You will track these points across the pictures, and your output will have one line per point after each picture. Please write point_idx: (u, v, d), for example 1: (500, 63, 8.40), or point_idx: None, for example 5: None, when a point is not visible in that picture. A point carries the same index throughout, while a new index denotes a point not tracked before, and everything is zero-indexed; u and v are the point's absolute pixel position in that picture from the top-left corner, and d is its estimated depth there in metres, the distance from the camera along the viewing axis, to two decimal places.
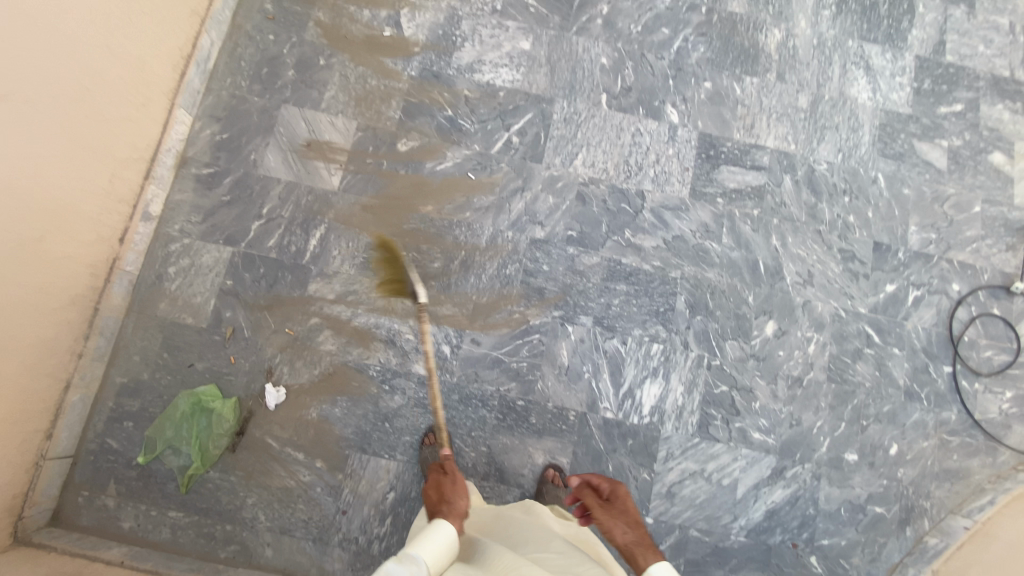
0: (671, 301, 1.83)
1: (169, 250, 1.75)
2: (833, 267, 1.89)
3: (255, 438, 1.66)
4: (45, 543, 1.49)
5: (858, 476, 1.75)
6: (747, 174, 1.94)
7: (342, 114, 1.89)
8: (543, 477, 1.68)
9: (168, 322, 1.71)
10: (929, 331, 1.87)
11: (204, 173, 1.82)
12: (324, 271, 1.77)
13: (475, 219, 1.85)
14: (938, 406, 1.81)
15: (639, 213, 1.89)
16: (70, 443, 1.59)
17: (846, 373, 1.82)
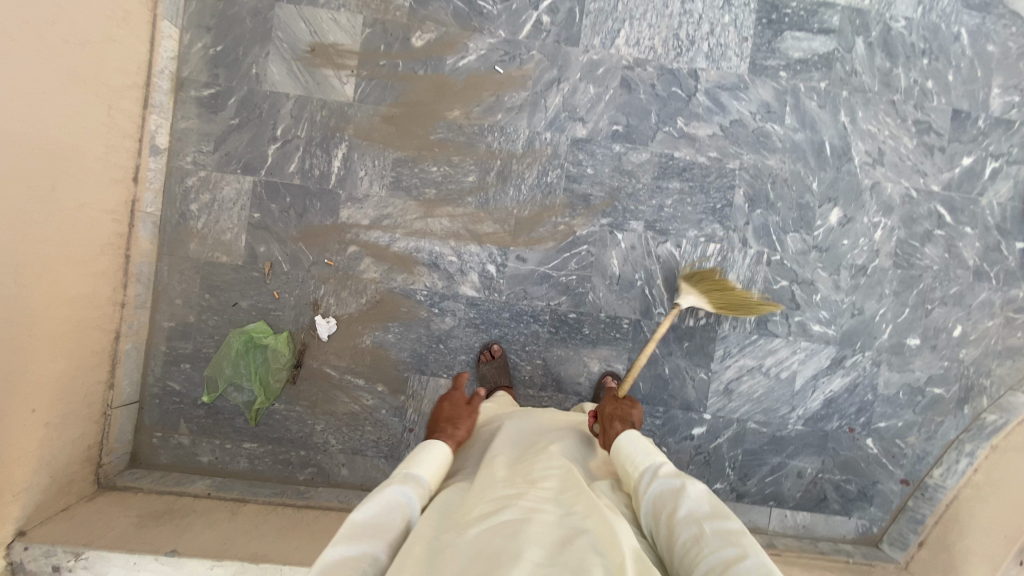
0: (729, 196, 1.69)
1: (187, 186, 1.63)
2: (907, 142, 1.71)
3: (312, 370, 1.66)
4: (129, 485, 1.56)
5: (919, 360, 1.72)
6: (814, 40, 1.69)
7: (345, 8, 1.65)
8: (600, 383, 1.68)
9: (202, 262, 1.64)
10: (1005, 206, 1.73)
11: (205, 95, 1.64)
12: (354, 195, 1.66)
13: (508, 121, 1.67)
14: (1007, 285, 1.73)
15: (691, 97, 1.69)
16: (132, 390, 1.61)
17: (914, 257, 1.72)
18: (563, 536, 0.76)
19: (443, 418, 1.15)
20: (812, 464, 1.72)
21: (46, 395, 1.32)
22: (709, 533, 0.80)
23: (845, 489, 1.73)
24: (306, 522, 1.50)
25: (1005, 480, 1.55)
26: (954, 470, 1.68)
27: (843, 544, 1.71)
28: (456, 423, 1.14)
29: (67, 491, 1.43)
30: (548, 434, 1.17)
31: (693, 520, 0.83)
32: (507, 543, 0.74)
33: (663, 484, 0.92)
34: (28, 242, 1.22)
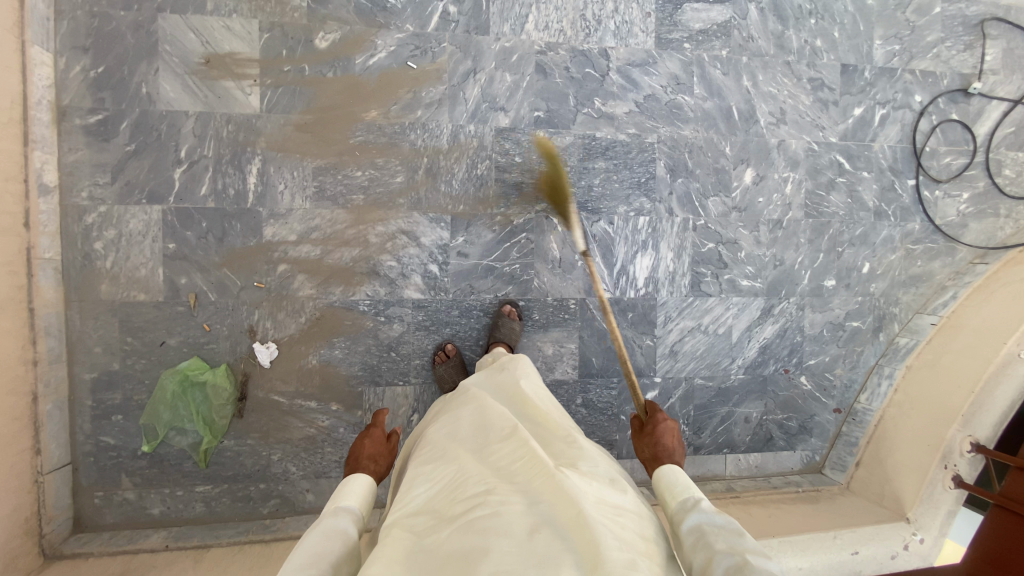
0: (651, 169, 1.76)
1: (87, 224, 1.49)
2: (804, 99, 1.84)
3: (260, 399, 1.59)
4: (79, 552, 1.43)
5: (837, 298, 1.88)
6: (712, 10, 1.77)
7: (237, 14, 1.54)
8: (500, 312, 1.69)
9: (119, 304, 1.52)
10: (894, 148, 1.90)
11: (91, 122, 1.49)
12: (276, 211, 1.57)
13: (429, 117, 1.64)
14: (903, 220, 1.91)
15: (605, 76, 1.73)
16: (63, 451, 1.48)
17: (821, 206, 1.86)
18: (530, 524, 0.76)
19: (365, 455, 1.08)
20: (757, 409, 1.85)
21: None
22: (752, 560, 0.78)
23: (788, 426, 1.87)
24: (279, 556, 1.45)
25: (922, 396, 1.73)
26: (877, 392, 1.87)
27: (791, 475, 1.87)
28: (379, 459, 1.09)
29: (13, 569, 1.29)
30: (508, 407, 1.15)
31: (736, 549, 0.80)
32: (474, 543, 0.74)
33: (706, 517, 0.90)
34: None
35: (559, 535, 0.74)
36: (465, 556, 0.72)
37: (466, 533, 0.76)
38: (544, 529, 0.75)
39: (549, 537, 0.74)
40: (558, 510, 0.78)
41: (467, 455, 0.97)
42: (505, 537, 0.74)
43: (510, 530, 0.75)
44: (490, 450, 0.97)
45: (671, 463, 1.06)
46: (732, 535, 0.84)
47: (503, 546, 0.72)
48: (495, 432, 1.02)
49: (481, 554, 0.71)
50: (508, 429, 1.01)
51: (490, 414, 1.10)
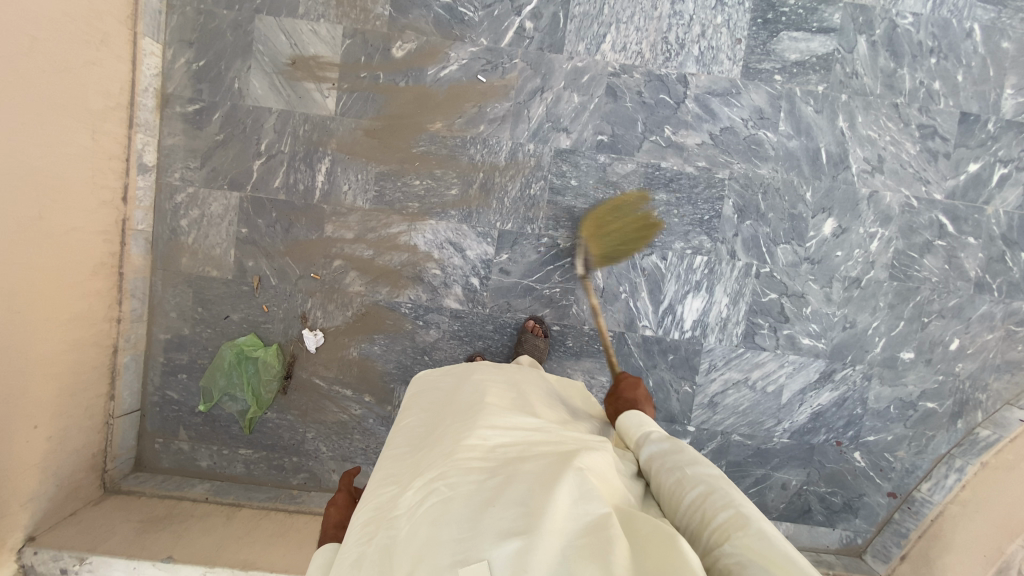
0: (717, 207, 1.65)
1: (176, 202, 1.67)
2: (909, 147, 1.63)
3: (303, 380, 1.71)
4: (134, 489, 1.65)
5: (912, 373, 1.68)
6: (813, 40, 1.61)
7: (325, 18, 1.62)
8: (523, 328, 1.68)
9: (194, 276, 1.69)
10: (1014, 214, 1.64)
11: (190, 111, 1.65)
12: (338, 209, 1.67)
13: (491, 132, 1.65)
14: (1009, 297, 1.66)
15: (680, 104, 1.63)
16: (133, 399, 1.69)
17: (911, 269, 1.66)
18: (483, 502, 0.70)
19: (332, 525, 1.05)
20: (797, 477, 1.72)
21: (47, 411, 1.39)
22: (688, 476, 0.79)
23: (830, 501, 1.72)
24: (297, 527, 1.58)
25: (991, 499, 1.53)
26: (943, 485, 1.65)
27: (825, 555, 1.71)
28: (348, 524, 1.06)
29: (75, 496, 1.51)
30: (474, 384, 1.06)
31: (675, 468, 0.82)
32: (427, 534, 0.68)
33: (654, 445, 0.89)
34: (22, 267, 1.27)
35: (512, 506, 0.67)
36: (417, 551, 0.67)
37: (417, 518, 0.72)
38: (495, 502, 0.68)
39: (501, 509, 0.67)
40: (511, 484, 0.71)
41: (426, 446, 0.91)
42: (455, 514, 0.69)
43: (460, 510, 0.69)
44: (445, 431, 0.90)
45: (630, 411, 1.03)
46: (674, 456, 0.85)
47: (453, 529, 0.66)
48: (452, 417, 0.95)
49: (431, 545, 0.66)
50: (463, 410, 0.95)
51: (450, 402, 1.03)
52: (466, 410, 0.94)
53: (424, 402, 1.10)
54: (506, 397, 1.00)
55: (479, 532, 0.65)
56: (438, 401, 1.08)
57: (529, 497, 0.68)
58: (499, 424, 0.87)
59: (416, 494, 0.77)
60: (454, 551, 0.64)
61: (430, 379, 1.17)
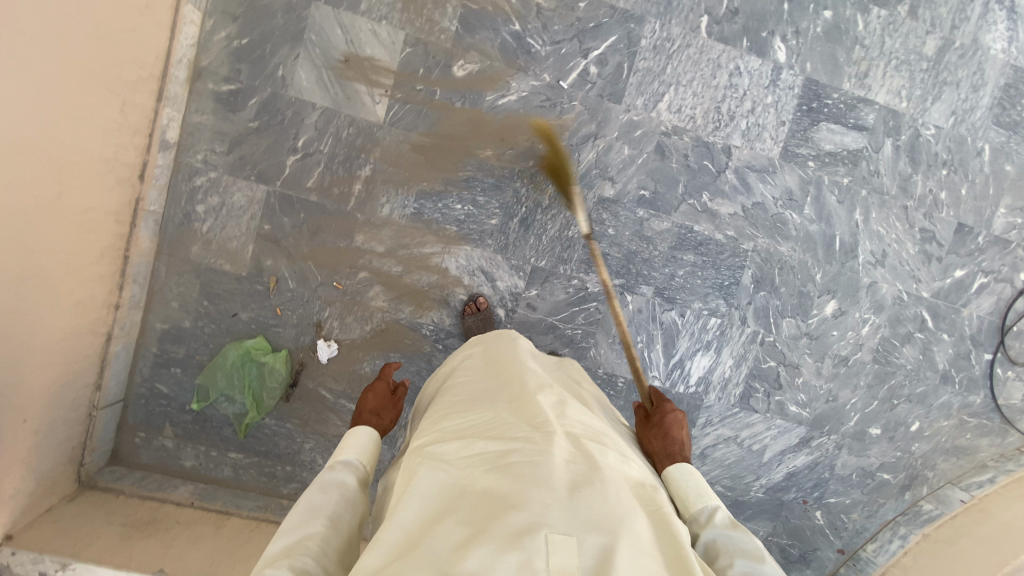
0: (738, 275, 1.75)
1: (195, 185, 1.54)
2: (910, 247, 1.79)
3: (308, 389, 1.65)
4: (111, 486, 1.54)
5: (876, 447, 1.87)
6: (847, 135, 1.73)
7: (387, 21, 1.54)
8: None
9: (204, 267, 1.58)
10: (983, 319, 1.85)
11: (224, 90, 1.52)
12: (372, 220, 1.61)
13: (539, 169, 1.64)
14: (967, 391, 1.87)
15: (721, 173, 1.70)
16: (118, 389, 1.56)
17: (891, 355, 1.83)
18: (570, 485, 0.79)
19: (367, 410, 1.13)
20: (764, 528, 1.88)
21: (36, 404, 1.26)
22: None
23: (789, 552, 1.89)
24: None
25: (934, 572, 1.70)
26: (886, 548, 1.86)
27: None
28: (382, 414, 1.14)
29: (50, 491, 1.39)
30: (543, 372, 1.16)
31: (748, 567, 0.81)
32: (515, 489, 0.77)
33: (721, 532, 0.89)
34: (29, 251, 1.14)
35: (600, 501, 0.77)
36: (504, 500, 0.76)
37: (504, 472, 0.80)
38: (586, 489, 0.78)
39: (592, 500, 0.77)
40: (598, 479, 0.82)
41: (497, 406, 1.00)
42: (547, 482, 0.78)
43: (550, 481, 0.78)
44: (525, 401, 0.99)
45: (678, 464, 1.06)
46: (745, 557, 0.83)
47: (544, 493, 0.76)
48: (528, 390, 1.03)
49: (521, 499, 0.75)
50: (542, 390, 1.03)
51: (520, 368, 1.12)
52: (542, 390, 1.03)
53: (485, 364, 1.19)
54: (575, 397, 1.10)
55: (570, 509, 0.75)
56: (502, 363, 1.17)
57: (616, 505, 0.78)
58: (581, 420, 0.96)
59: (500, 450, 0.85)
60: (544, 514, 0.73)
61: (490, 347, 1.25)
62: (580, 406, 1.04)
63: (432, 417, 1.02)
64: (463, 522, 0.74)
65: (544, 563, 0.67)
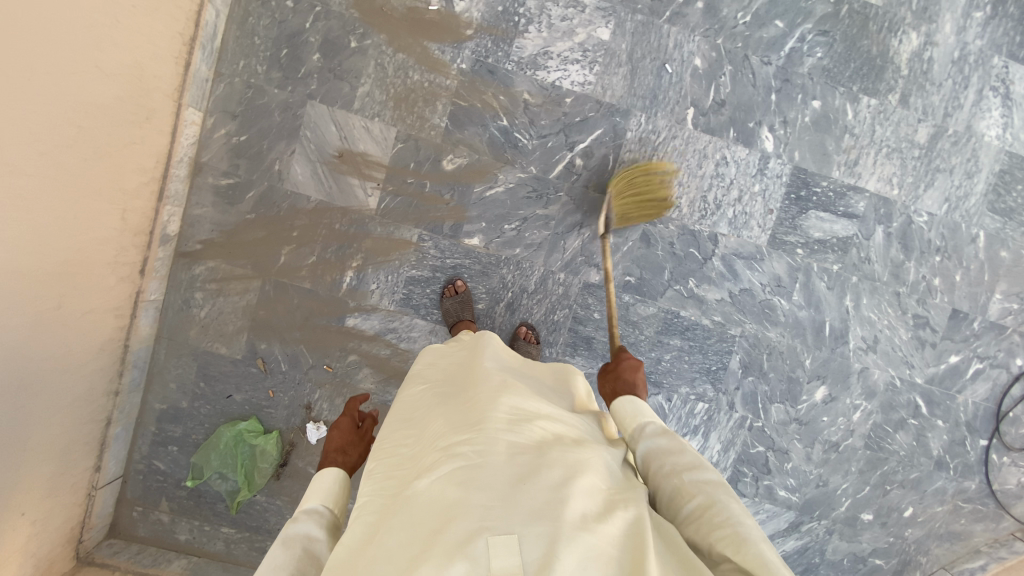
0: (725, 360, 1.75)
1: (194, 274, 1.61)
2: (902, 333, 1.77)
3: (297, 468, 1.69)
4: (108, 561, 1.59)
5: (868, 533, 1.83)
6: (837, 223, 1.72)
7: (380, 118, 1.60)
8: (515, 333, 1.68)
9: (201, 351, 1.64)
10: (980, 405, 1.81)
11: (223, 184, 1.59)
12: (362, 305, 1.66)
13: (526, 256, 1.68)
14: (963, 476, 1.82)
15: (707, 260, 1.71)
16: (117, 467, 1.63)
17: (884, 441, 1.81)
18: (512, 479, 0.77)
19: (333, 448, 1.09)
20: None
21: (34, 496, 1.33)
22: (688, 483, 0.83)
23: None
24: None
25: None
26: None
27: None
28: (348, 451, 1.11)
29: (50, 571, 1.45)
30: (490, 359, 1.14)
31: (675, 473, 0.85)
32: (455, 496, 0.75)
33: (650, 441, 0.93)
34: (28, 365, 1.20)
35: (545, 490, 0.75)
36: (446, 508, 0.74)
37: (444, 479, 0.79)
38: (528, 482, 0.76)
39: (534, 490, 0.75)
40: (542, 465, 0.79)
41: (447, 407, 0.99)
42: (486, 482, 0.76)
43: (490, 483, 0.76)
44: (473, 399, 0.98)
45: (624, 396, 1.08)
46: (669, 455, 0.89)
47: (482, 495, 0.74)
48: (477, 386, 1.02)
49: (461, 506, 0.73)
50: (489, 383, 1.01)
51: (467, 373, 1.10)
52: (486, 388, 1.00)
53: (439, 369, 1.17)
54: (529, 382, 1.08)
55: (514, 508, 0.72)
56: (452, 373, 1.14)
57: (559, 487, 0.76)
58: (525, 405, 0.95)
59: (442, 453, 0.84)
60: (484, 518, 0.71)
61: (449, 356, 1.22)
62: (530, 390, 1.02)
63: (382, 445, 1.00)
64: (406, 544, 0.72)
65: (484, 569, 0.66)
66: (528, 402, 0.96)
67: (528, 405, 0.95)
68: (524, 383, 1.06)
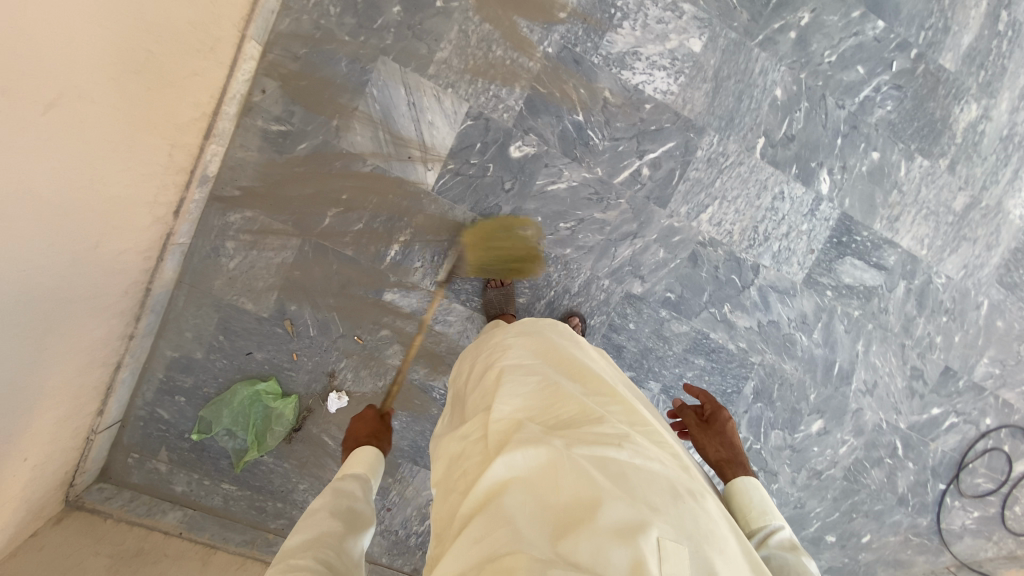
0: (740, 384, 1.83)
1: (228, 221, 1.49)
2: (898, 381, 1.91)
3: (311, 434, 1.64)
4: (98, 507, 1.51)
5: (828, 553, 2.01)
6: (867, 272, 1.80)
7: (453, 89, 1.51)
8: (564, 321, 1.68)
9: (224, 303, 1.54)
10: (947, 453, 2.00)
11: (274, 130, 1.47)
12: (403, 281, 1.59)
13: (575, 257, 1.67)
14: (918, 513, 2.02)
15: (744, 288, 1.75)
16: (118, 412, 1.55)
17: (860, 475, 1.97)
18: (667, 486, 0.81)
19: (363, 435, 1.18)
20: None
21: (37, 442, 1.24)
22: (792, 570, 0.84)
23: None
24: None
25: None
26: None
27: None
28: (379, 437, 1.19)
29: (39, 515, 1.36)
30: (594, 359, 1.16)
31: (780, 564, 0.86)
32: (622, 487, 0.78)
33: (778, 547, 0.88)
34: (63, 301, 1.12)
35: (694, 508, 0.79)
36: (613, 492, 0.76)
37: (607, 464, 0.81)
38: (681, 495, 0.80)
39: (689, 504, 0.79)
40: (686, 484, 0.84)
41: (575, 388, 1.00)
42: (647, 484, 0.80)
43: (652, 485, 0.80)
44: (604, 395, 0.99)
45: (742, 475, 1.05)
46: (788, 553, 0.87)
47: (650, 494, 0.78)
48: (598, 382, 1.03)
49: (622, 497, 0.76)
50: (612, 385, 1.04)
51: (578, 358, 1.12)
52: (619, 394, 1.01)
53: (539, 340, 1.17)
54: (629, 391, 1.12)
55: (675, 520, 0.75)
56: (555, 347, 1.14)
57: (705, 511, 0.80)
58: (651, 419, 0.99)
59: (597, 436, 0.86)
60: (652, 516, 0.74)
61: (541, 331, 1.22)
62: (640, 403, 1.06)
63: (506, 389, 0.99)
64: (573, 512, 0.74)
65: (658, 563, 0.69)
66: (646, 416, 1.00)
67: (648, 418, 1.00)
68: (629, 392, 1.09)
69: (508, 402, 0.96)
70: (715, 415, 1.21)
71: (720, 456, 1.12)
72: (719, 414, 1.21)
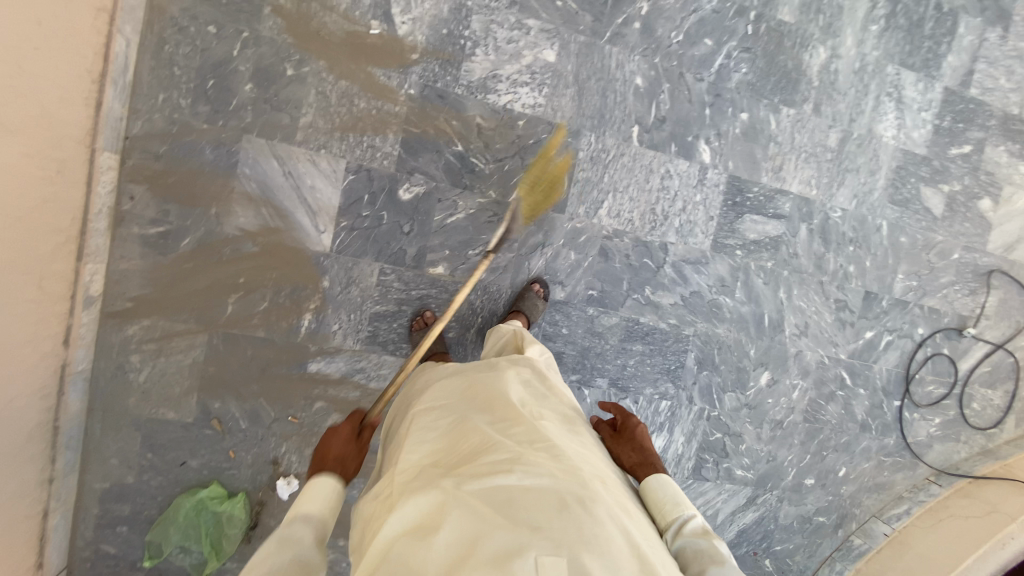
0: (682, 359, 1.87)
1: (127, 335, 1.44)
2: (827, 317, 2.00)
3: (270, 527, 1.58)
4: None
5: (811, 495, 2.06)
6: (768, 223, 1.89)
7: (326, 150, 1.52)
8: (527, 288, 1.69)
9: (145, 419, 1.48)
10: (891, 371, 2.09)
11: (152, 233, 1.43)
12: (325, 348, 1.56)
13: (491, 280, 1.68)
14: (882, 434, 2.10)
15: (660, 268, 1.81)
16: (59, 559, 1.44)
17: (819, 413, 2.03)
18: (555, 500, 0.83)
19: (332, 457, 1.07)
20: None
21: None
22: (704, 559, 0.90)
23: None
24: None
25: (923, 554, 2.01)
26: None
27: None
28: (348, 461, 1.08)
29: None
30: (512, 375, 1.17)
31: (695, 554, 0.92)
32: (507, 515, 0.81)
33: (690, 540, 0.95)
34: None
35: (581, 517, 0.81)
36: (495, 523, 0.79)
37: (494, 494, 0.84)
38: (569, 506, 0.82)
39: (576, 515, 0.81)
40: (580, 493, 0.86)
41: (477, 419, 1.02)
42: (532, 505, 0.82)
43: (537, 505, 0.82)
44: (506, 419, 1.01)
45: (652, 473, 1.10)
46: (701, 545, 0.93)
47: (534, 515, 0.81)
48: (505, 405, 1.05)
49: (506, 523, 0.79)
50: (518, 405, 1.06)
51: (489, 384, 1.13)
52: (528, 409, 1.06)
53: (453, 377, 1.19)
54: (546, 401, 1.12)
55: (556, 534, 0.78)
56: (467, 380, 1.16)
57: (594, 518, 0.82)
58: (556, 433, 1.01)
59: (488, 467, 0.89)
60: (533, 536, 0.77)
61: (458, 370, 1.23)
62: (553, 415, 1.08)
63: (412, 439, 1.03)
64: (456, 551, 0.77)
65: None
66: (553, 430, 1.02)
67: (555, 432, 1.01)
68: (544, 404, 1.10)
69: (413, 451, 1.00)
70: (626, 423, 1.27)
71: (633, 461, 1.15)
72: (628, 421, 1.27)
